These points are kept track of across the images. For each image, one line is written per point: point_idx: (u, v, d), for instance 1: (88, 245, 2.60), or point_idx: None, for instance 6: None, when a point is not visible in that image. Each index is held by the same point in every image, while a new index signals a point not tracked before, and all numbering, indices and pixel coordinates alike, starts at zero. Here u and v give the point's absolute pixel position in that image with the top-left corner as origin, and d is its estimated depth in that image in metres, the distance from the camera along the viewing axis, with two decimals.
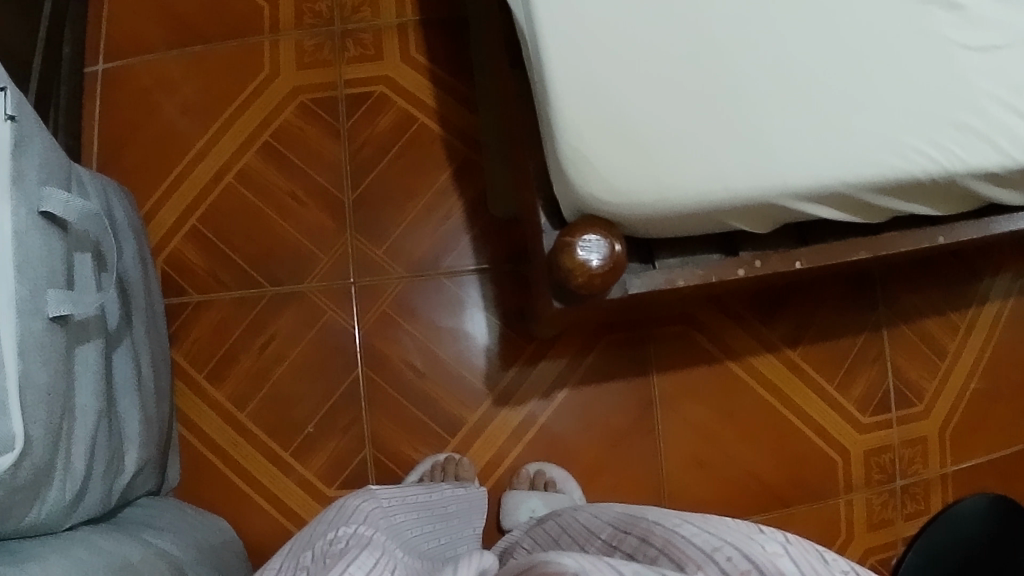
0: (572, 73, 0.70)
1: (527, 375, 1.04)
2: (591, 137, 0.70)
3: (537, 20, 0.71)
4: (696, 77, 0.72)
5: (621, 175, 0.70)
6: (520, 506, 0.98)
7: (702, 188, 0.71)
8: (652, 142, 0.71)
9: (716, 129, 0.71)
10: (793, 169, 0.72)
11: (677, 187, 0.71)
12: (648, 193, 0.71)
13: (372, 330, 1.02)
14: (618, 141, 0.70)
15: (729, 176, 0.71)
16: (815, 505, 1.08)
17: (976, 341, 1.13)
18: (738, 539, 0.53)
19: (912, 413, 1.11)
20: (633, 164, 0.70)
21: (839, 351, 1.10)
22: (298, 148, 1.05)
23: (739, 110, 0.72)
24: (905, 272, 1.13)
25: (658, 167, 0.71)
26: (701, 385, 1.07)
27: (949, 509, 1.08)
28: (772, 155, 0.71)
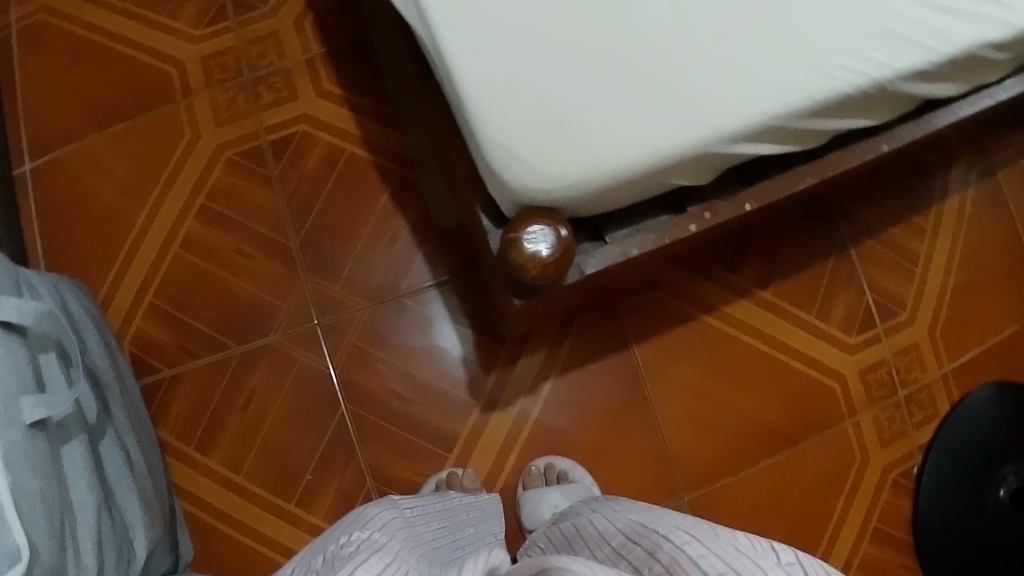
0: (483, 74, 0.70)
1: (509, 376, 1.03)
2: (515, 132, 0.70)
3: (436, 31, 0.71)
4: (601, 48, 0.72)
5: (552, 160, 0.70)
6: (542, 502, 0.97)
7: (635, 154, 0.71)
8: (576, 123, 0.71)
9: (636, 94, 0.71)
10: (721, 116, 0.72)
11: (611, 160, 0.71)
12: (583, 170, 0.70)
13: (347, 366, 1.02)
14: (541, 129, 0.71)
15: (659, 137, 0.71)
16: (821, 436, 1.09)
17: (944, 240, 1.14)
18: (742, 570, 0.57)
19: (896, 322, 1.11)
20: (562, 150, 0.70)
21: (811, 281, 1.10)
22: (234, 204, 1.04)
23: (651, 70, 0.72)
24: (861, 190, 1.12)
25: (586, 145, 0.71)
26: (682, 346, 1.06)
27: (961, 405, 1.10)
28: (695, 106, 0.71)
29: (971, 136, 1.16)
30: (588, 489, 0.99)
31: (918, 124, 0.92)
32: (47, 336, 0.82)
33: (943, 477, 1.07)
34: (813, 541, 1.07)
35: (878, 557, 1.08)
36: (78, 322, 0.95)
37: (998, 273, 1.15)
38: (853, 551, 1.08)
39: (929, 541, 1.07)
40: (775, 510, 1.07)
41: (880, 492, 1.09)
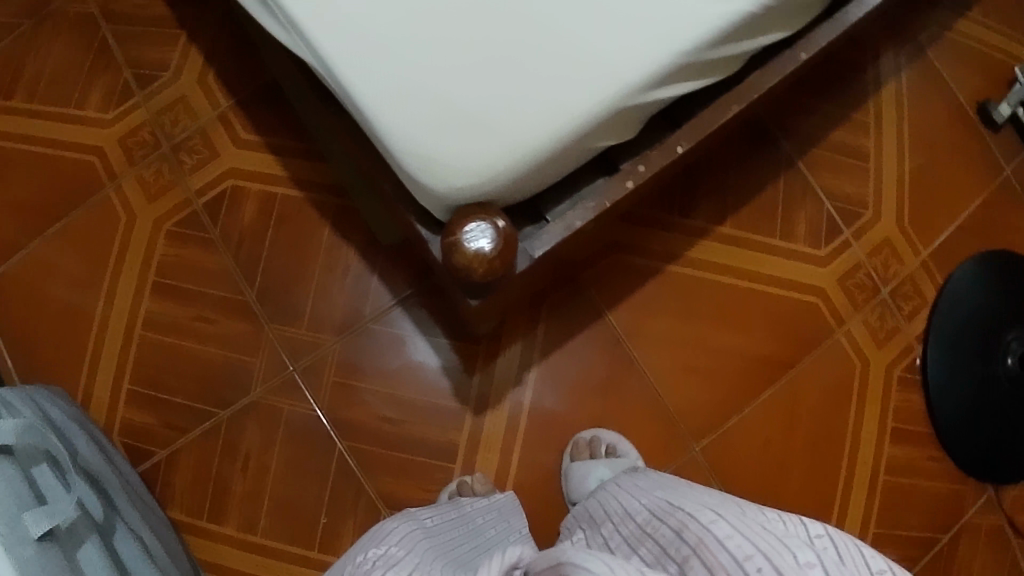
0: (376, 81, 0.66)
1: (492, 374, 1.02)
2: (423, 134, 0.66)
3: (318, 47, 0.66)
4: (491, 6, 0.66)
5: (471, 152, 0.66)
6: (589, 474, 0.96)
7: (551, 127, 0.66)
8: (483, 108, 0.66)
9: (540, 61, 0.66)
10: (634, 64, 0.67)
11: (528, 139, 0.66)
12: (505, 157, 0.66)
13: (333, 404, 1.02)
14: (450, 118, 0.66)
15: (573, 103, 0.66)
16: (817, 353, 1.08)
17: (890, 131, 1.13)
18: (769, 553, 0.52)
19: (864, 222, 1.10)
20: (475, 141, 0.66)
21: (768, 204, 1.08)
22: (185, 274, 1.04)
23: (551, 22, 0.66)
24: (795, 101, 1.11)
25: (500, 127, 0.66)
26: (655, 304, 1.05)
27: (943, 288, 1.12)
28: (604, 56, 0.67)
29: (891, 23, 1.16)
30: (634, 462, 0.99)
31: (831, 24, 0.93)
32: (34, 449, 0.82)
33: (952, 362, 1.10)
34: (834, 458, 1.08)
35: (905, 456, 1.11)
36: (63, 427, 0.95)
37: (949, 151, 1.15)
38: (876, 455, 1.10)
39: (952, 425, 1.10)
40: (788, 437, 1.07)
41: (891, 393, 1.10)
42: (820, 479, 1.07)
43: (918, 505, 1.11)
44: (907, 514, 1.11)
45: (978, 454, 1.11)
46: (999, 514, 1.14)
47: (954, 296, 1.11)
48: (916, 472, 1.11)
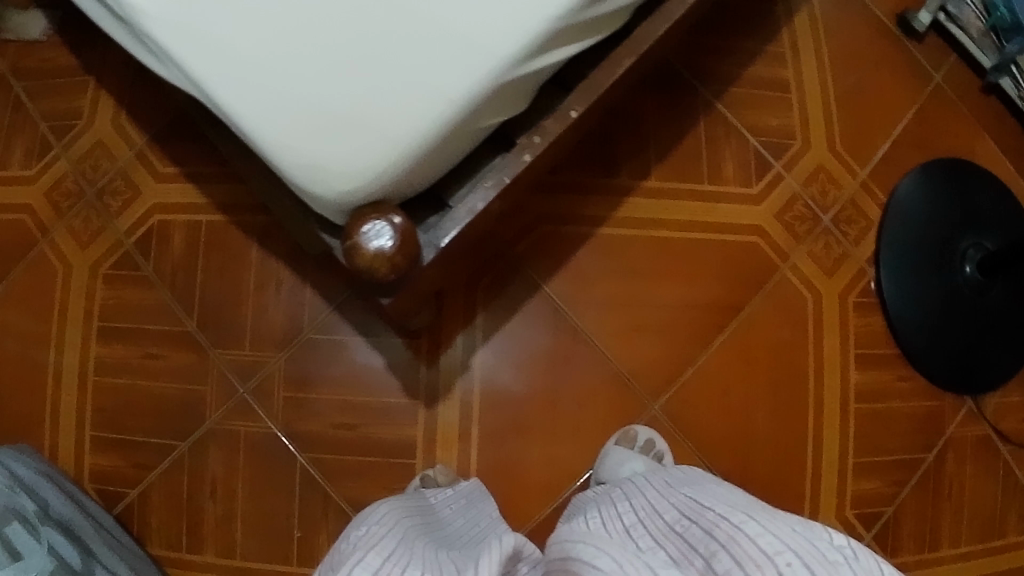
0: (246, 95, 0.62)
1: (438, 366, 1.02)
2: (302, 145, 0.63)
3: (183, 68, 0.63)
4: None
5: (341, 149, 0.62)
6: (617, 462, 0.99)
7: (432, 115, 0.62)
8: (358, 108, 0.62)
9: (410, 45, 0.61)
10: (511, 33, 0.61)
11: (410, 132, 0.62)
12: (379, 150, 0.62)
13: (287, 418, 1.02)
14: (312, 112, 0.62)
15: (452, 85, 0.61)
16: (765, 292, 1.07)
17: (808, 56, 1.11)
18: (801, 550, 0.55)
19: (793, 153, 1.09)
20: (355, 142, 0.62)
21: (692, 151, 1.07)
22: (126, 314, 1.04)
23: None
24: (704, 43, 1.09)
25: (364, 119, 0.62)
26: (591, 268, 1.04)
27: (889, 199, 1.11)
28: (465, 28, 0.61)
29: None
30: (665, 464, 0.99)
31: None
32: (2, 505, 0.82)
33: (909, 278, 1.10)
34: (800, 394, 1.07)
35: (875, 381, 1.10)
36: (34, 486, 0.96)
37: (872, 68, 1.13)
38: (843, 385, 1.08)
39: (921, 342, 1.10)
40: (749, 381, 1.06)
41: (849, 320, 1.09)
42: (789, 418, 1.07)
43: (897, 429, 1.11)
44: (888, 439, 1.10)
45: (953, 365, 1.11)
46: (983, 424, 1.14)
47: (896, 206, 1.11)
48: (891, 395, 1.10)
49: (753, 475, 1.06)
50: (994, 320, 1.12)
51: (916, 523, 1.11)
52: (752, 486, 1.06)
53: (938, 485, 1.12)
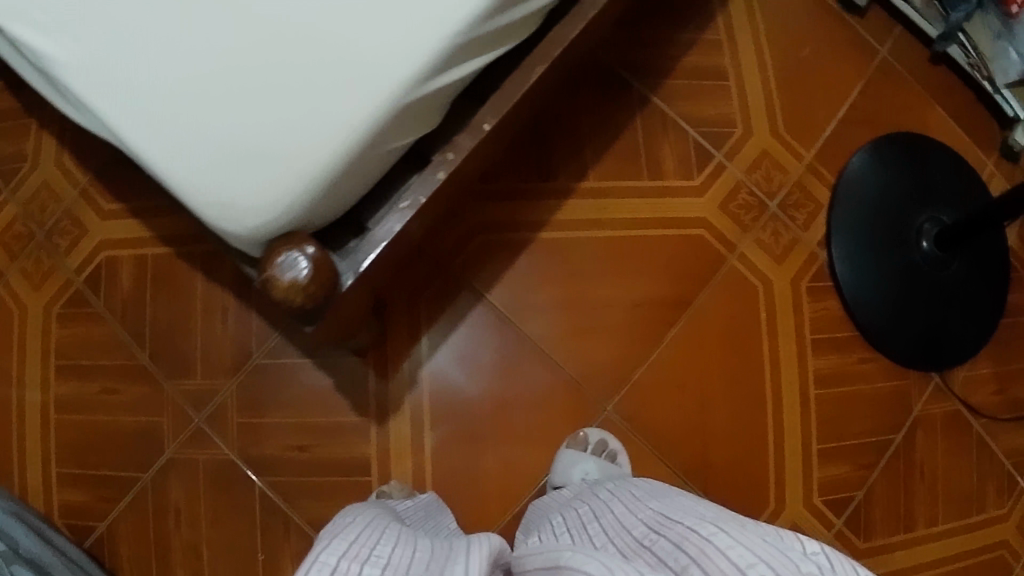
0: (155, 137, 0.63)
1: (388, 382, 1.03)
2: (211, 184, 0.63)
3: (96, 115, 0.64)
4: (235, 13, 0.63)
5: (248, 185, 0.62)
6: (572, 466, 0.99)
7: (335, 145, 0.62)
8: (262, 143, 0.62)
9: (311, 80, 0.62)
10: (406, 61, 0.62)
11: (314, 164, 0.62)
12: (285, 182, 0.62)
13: (243, 444, 1.03)
14: (219, 147, 0.62)
15: (353, 115, 0.62)
16: (714, 283, 1.06)
17: (745, 42, 1.10)
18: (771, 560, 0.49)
19: (735, 141, 1.08)
20: (262, 176, 0.62)
21: (629, 147, 1.06)
22: (82, 352, 1.05)
23: (296, 26, 0.62)
24: (635, 37, 1.08)
25: (267, 152, 0.62)
26: (534, 274, 1.04)
27: (840, 180, 1.10)
28: (358, 51, 0.62)
29: None
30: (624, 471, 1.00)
31: None
32: None
33: (866, 257, 1.09)
34: (758, 384, 1.06)
35: (835, 365, 1.09)
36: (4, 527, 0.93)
37: (813, 48, 1.12)
38: (801, 372, 1.07)
39: (882, 321, 1.09)
40: (703, 374, 1.05)
41: (803, 305, 1.08)
42: (747, 409, 1.06)
43: (861, 412, 1.10)
44: (853, 423, 1.09)
45: (917, 342, 1.10)
46: (952, 400, 1.13)
47: (850, 184, 1.10)
48: (853, 379, 1.09)
49: (714, 468, 1.05)
50: (954, 295, 1.11)
51: (889, 506, 1.10)
52: (713, 479, 1.05)
53: (909, 466, 1.11)
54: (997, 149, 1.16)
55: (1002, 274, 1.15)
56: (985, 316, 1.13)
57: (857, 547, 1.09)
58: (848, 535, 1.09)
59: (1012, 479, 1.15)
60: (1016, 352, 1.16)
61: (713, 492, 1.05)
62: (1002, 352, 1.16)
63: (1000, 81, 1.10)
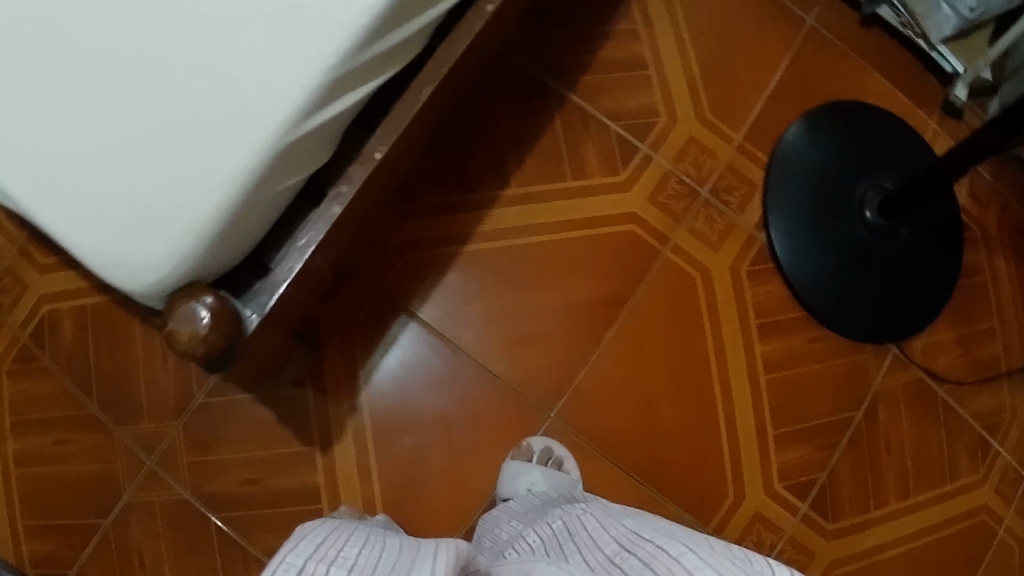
0: (29, 185, 0.57)
1: (328, 408, 1.02)
2: (95, 236, 0.57)
3: None
4: (200, 61, 0.55)
5: (136, 238, 0.57)
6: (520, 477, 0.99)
7: (222, 193, 0.56)
8: (146, 192, 0.56)
9: (190, 120, 0.55)
10: (288, 96, 0.55)
11: (202, 214, 0.56)
12: (174, 235, 0.56)
13: (195, 482, 1.03)
14: (100, 196, 0.56)
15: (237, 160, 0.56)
16: (650, 276, 1.04)
17: (664, 29, 1.08)
18: None
19: (660, 130, 1.06)
20: (150, 228, 0.56)
21: (549, 149, 1.04)
22: (33, 405, 1.06)
23: (236, 85, 0.55)
24: (547, 35, 1.06)
25: (150, 202, 0.56)
26: (464, 287, 1.03)
27: (776, 151, 1.08)
28: (260, 98, 0.55)
29: None
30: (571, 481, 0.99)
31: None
32: None
33: (811, 235, 1.06)
34: (704, 375, 1.05)
35: (785, 348, 1.07)
36: None
37: (735, 28, 1.10)
38: (750, 358, 1.06)
39: (834, 298, 1.07)
40: (647, 373, 1.04)
41: (744, 292, 1.06)
42: (695, 403, 1.05)
43: (817, 393, 1.07)
44: (809, 404, 1.07)
45: (872, 316, 1.08)
46: (914, 369, 1.11)
47: (785, 158, 1.07)
48: (806, 359, 1.07)
49: (666, 466, 1.04)
50: (907, 262, 1.09)
51: (856, 483, 1.09)
52: (667, 477, 1.04)
53: (874, 439, 1.09)
54: (939, 107, 1.14)
55: (954, 234, 1.12)
56: (940, 279, 1.11)
57: (826, 529, 1.08)
58: (814, 518, 1.07)
59: (983, 443, 1.13)
60: (976, 313, 1.14)
61: (667, 491, 1.04)
62: (961, 315, 1.14)
63: (934, 39, 1.09)
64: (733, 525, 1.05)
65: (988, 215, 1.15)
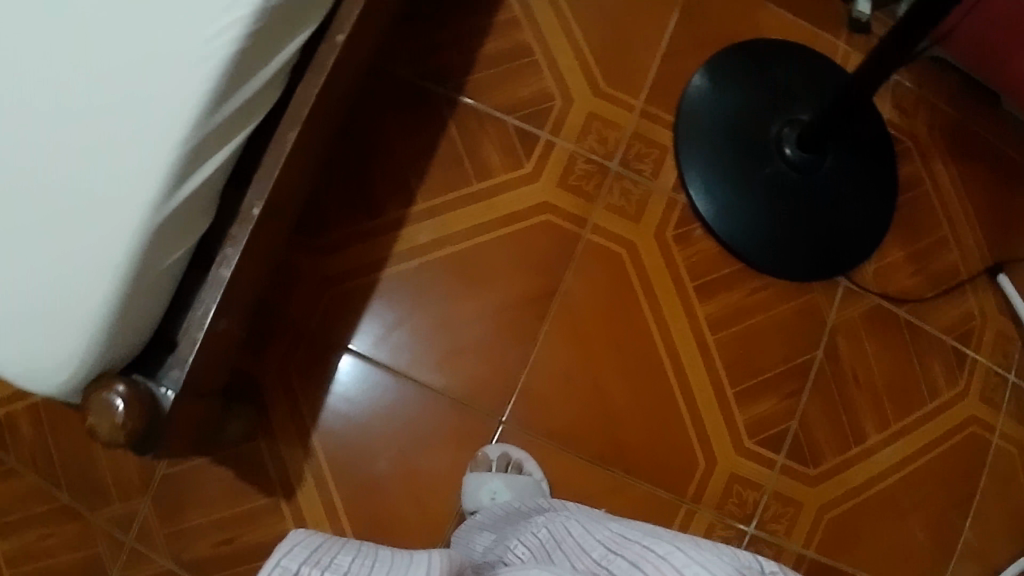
0: None
1: (282, 457, 1.01)
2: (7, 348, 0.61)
3: None
4: (106, 149, 0.59)
5: (43, 343, 0.61)
6: (483, 487, 0.98)
7: (112, 284, 0.60)
8: (44, 298, 0.60)
9: (66, 225, 0.59)
10: (152, 178, 0.59)
11: (99, 306, 0.60)
12: (78, 333, 0.60)
13: (177, 551, 1.01)
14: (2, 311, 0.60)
15: (119, 250, 0.60)
16: (575, 261, 1.03)
17: (544, 10, 1.06)
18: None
19: (557, 113, 1.04)
20: (54, 330, 0.60)
21: (450, 156, 1.03)
22: (4, 507, 1.03)
23: (101, 182, 0.59)
24: (426, 40, 1.04)
25: (51, 307, 0.60)
26: (390, 310, 1.02)
27: (680, 108, 1.06)
28: (125, 189, 0.59)
29: None
30: (536, 482, 0.99)
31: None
32: None
33: (732, 186, 1.04)
34: (650, 349, 1.03)
35: (728, 304, 1.05)
36: None
37: None
38: (693, 322, 1.04)
39: (768, 244, 1.04)
40: (592, 358, 1.03)
41: (674, 258, 1.04)
42: (646, 378, 1.03)
43: (769, 342, 1.06)
44: (762, 354, 1.05)
45: (812, 254, 1.05)
46: (869, 295, 1.09)
47: (690, 113, 1.05)
48: (751, 311, 1.06)
49: (631, 447, 1.02)
50: (838, 190, 1.06)
51: (830, 424, 1.07)
52: (634, 458, 1.02)
53: (839, 375, 1.07)
54: (844, 25, 1.11)
55: (884, 151, 1.09)
56: (878, 201, 1.08)
57: (809, 476, 1.06)
58: (794, 467, 1.06)
59: (958, 355, 1.11)
60: (924, 225, 1.11)
61: (637, 471, 1.02)
62: (908, 230, 1.11)
63: None
64: (711, 491, 1.03)
65: (917, 123, 1.13)
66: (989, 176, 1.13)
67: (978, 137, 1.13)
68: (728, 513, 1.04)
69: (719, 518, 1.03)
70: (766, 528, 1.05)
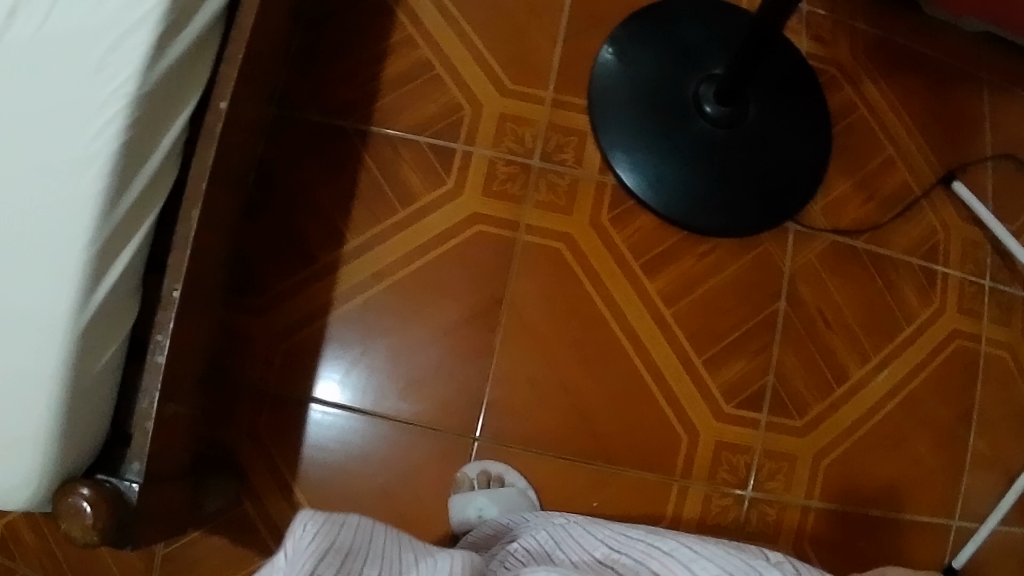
0: None
1: (269, 514, 0.98)
2: None
3: None
4: (20, 270, 0.61)
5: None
6: (469, 506, 0.96)
7: (51, 393, 0.61)
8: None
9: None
10: (70, 284, 0.61)
11: (44, 418, 0.61)
12: (29, 450, 0.61)
13: None
14: None
15: (53, 359, 0.61)
16: (516, 265, 1.02)
17: (440, 26, 1.07)
18: None
19: (469, 122, 1.04)
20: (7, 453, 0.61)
21: (371, 188, 1.02)
22: None
23: (22, 303, 0.61)
24: (327, 80, 1.04)
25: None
26: (342, 353, 1.00)
27: (591, 90, 1.05)
28: (46, 303, 0.61)
29: None
30: (521, 491, 0.97)
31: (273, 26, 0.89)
32: None
33: (657, 156, 1.02)
34: (608, 335, 1.02)
35: (677, 275, 1.05)
36: None
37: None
38: (646, 301, 1.04)
39: (708, 205, 1.02)
40: (551, 357, 1.02)
41: (614, 241, 1.04)
42: (610, 365, 1.02)
43: (727, 304, 1.05)
44: (723, 316, 1.04)
45: (754, 205, 1.03)
46: (821, 234, 1.08)
47: (601, 93, 1.04)
48: (701, 277, 1.05)
49: (610, 438, 1.01)
50: (767, 136, 1.04)
51: (808, 371, 1.05)
52: (615, 449, 1.01)
53: (807, 319, 1.06)
54: None
55: (806, 86, 1.07)
56: (810, 140, 1.06)
57: (796, 428, 1.04)
58: (779, 422, 1.04)
59: (928, 273, 1.09)
60: (865, 151, 1.10)
61: (621, 460, 1.01)
62: (850, 159, 1.10)
63: None
64: (698, 465, 1.02)
65: (839, 49, 1.12)
66: (925, 87, 1.13)
67: (905, 49, 1.13)
68: (721, 482, 1.02)
69: (712, 488, 1.02)
70: (764, 488, 1.02)
